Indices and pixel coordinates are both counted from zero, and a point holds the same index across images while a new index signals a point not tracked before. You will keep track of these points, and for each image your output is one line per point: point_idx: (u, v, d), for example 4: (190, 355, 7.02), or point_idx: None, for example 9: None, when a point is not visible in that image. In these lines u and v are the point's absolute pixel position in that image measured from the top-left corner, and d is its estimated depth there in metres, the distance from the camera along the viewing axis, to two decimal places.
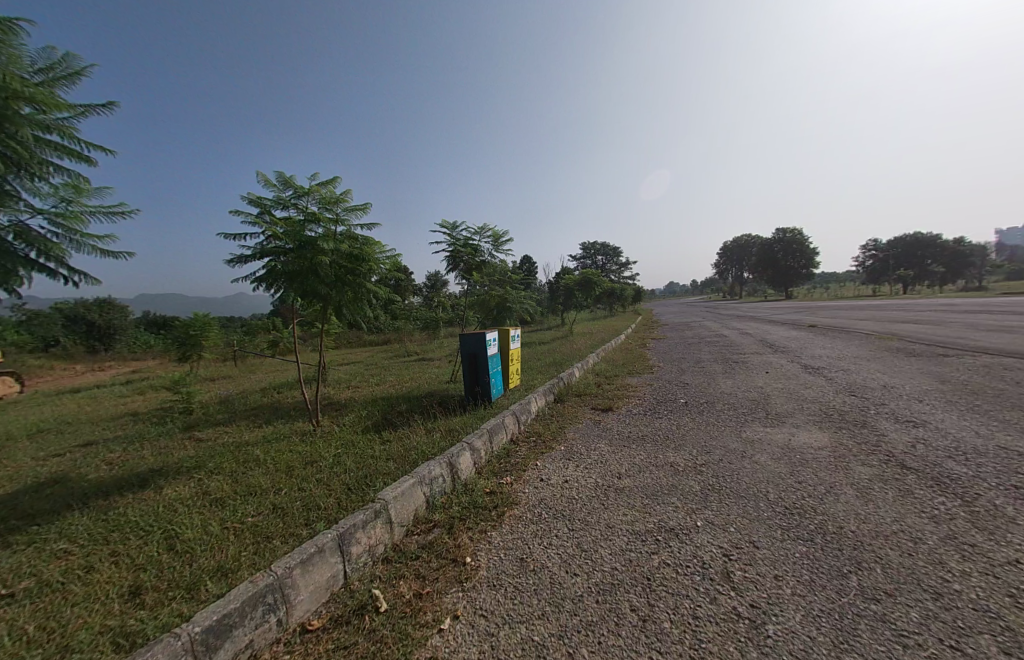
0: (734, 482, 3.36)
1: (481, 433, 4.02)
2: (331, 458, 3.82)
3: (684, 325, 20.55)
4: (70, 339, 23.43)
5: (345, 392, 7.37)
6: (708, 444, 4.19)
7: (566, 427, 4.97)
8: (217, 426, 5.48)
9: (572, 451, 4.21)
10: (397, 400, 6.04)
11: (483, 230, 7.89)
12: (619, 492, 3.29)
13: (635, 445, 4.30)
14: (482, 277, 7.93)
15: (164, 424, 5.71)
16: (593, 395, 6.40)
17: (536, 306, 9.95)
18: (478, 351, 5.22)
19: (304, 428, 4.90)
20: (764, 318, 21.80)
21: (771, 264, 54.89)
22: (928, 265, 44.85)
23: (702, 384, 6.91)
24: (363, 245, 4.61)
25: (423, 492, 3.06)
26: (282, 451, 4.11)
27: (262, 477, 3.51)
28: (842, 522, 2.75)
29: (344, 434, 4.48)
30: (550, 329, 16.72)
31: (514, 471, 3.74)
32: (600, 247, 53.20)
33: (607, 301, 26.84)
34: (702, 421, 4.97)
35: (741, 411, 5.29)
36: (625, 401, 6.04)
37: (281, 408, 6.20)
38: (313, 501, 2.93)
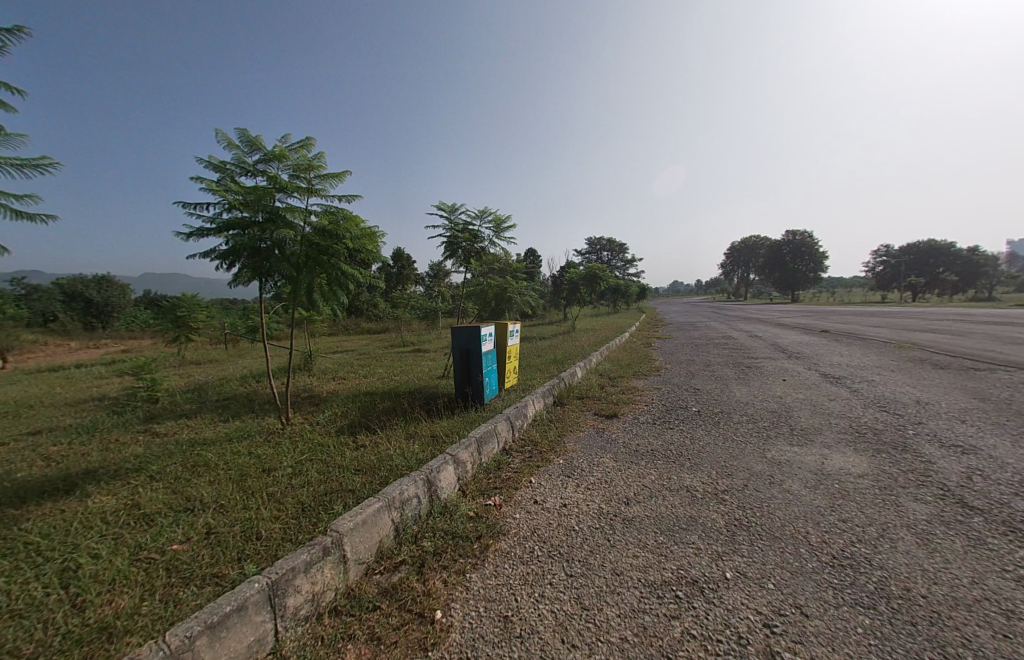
0: (766, 517, 2.81)
1: (469, 443, 3.48)
2: (291, 467, 3.29)
3: (691, 325, 19.86)
4: (66, 315, 23.07)
5: (329, 384, 6.86)
6: (729, 464, 3.63)
7: (565, 436, 4.41)
8: (181, 419, 4.97)
9: (572, 466, 3.66)
10: (381, 396, 5.49)
11: (484, 214, 7.27)
12: (628, 524, 2.74)
13: (644, 461, 3.75)
14: (482, 265, 7.37)
15: (123, 413, 5.21)
16: (595, 399, 5.83)
17: (539, 299, 9.37)
18: (472, 346, 4.67)
19: (272, 426, 4.38)
20: (773, 321, 21.08)
21: (780, 267, 53.95)
22: (940, 274, 43.95)
23: (716, 391, 6.33)
24: (341, 218, 4.03)
25: (391, 518, 2.52)
26: (239, 455, 3.58)
27: (207, 488, 2.99)
28: (908, 583, 2.20)
29: (313, 436, 3.96)
30: (552, 324, 16.13)
31: (504, 490, 3.20)
32: (607, 242, 52.38)
33: (612, 297, 26.17)
34: (719, 434, 4.41)
35: (761, 424, 4.73)
36: (632, 407, 5.47)
37: (255, 400, 5.68)
38: (254, 527, 2.41)
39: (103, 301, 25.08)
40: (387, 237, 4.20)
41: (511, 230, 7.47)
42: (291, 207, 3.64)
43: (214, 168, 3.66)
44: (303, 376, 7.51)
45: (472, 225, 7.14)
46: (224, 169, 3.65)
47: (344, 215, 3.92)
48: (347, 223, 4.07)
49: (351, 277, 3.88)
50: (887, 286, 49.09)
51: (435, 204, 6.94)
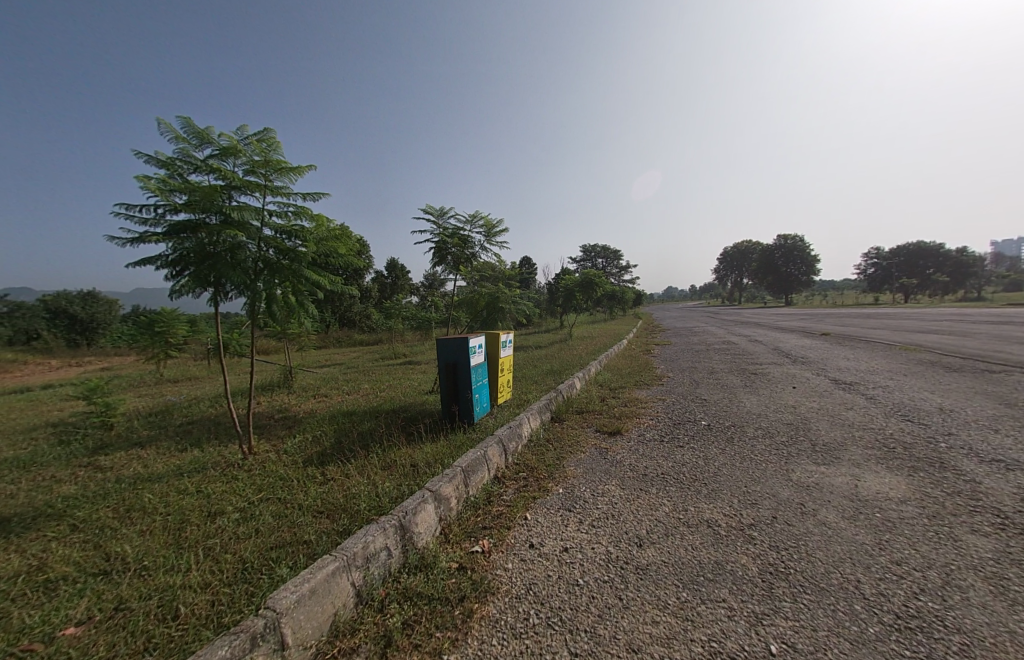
0: (805, 560, 2.35)
1: (453, 474, 2.99)
2: (241, 511, 2.79)
3: (688, 331, 19.58)
4: (48, 332, 22.38)
5: (307, 402, 6.34)
6: (752, 491, 3.17)
7: (564, 459, 3.93)
8: (133, 448, 4.44)
9: (573, 497, 3.18)
10: (361, 417, 4.99)
11: (474, 218, 6.84)
12: (642, 574, 2.27)
13: (654, 488, 3.28)
14: (472, 272, 6.94)
15: (72, 443, 4.67)
16: (596, 414, 5.36)
17: (533, 307, 8.94)
18: (459, 360, 4.20)
19: (232, 456, 3.86)
20: (770, 324, 20.78)
21: (773, 270, 54.13)
22: (931, 275, 44.22)
23: (724, 401, 5.90)
24: (305, 219, 3.57)
25: (351, 582, 2.03)
26: (185, 495, 3.07)
27: (136, 542, 2.49)
28: (999, 654, 1.74)
29: (275, 468, 3.46)
30: (548, 333, 15.71)
31: (494, 531, 2.71)
32: (601, 249, 52.35)
33: (608, 304, 25.85)
34: (735, 452, 3.96)
35: (779, 439, 4.29)
36: (637, 422, 5.01)
37: (222, 424, 5.15)
38: (175, 603, 1.92)
39: (87, 318, 24.37)
40: (358, 240, 3.74)
41: (502, 234, 7.07)
42: (243, 205, 3.18)
43: (155, 164, 3.21)
44: (282, 394, 6.98)
45: (461, 230, 6.72)
46: (166, 164, 3.21)
47: (307, 216, 3.47)
48: (312, 224, 3.62)
49: (315, 285, 3.40)
50: (880, 288, 49.32)
51: (422, 208, 6.48)
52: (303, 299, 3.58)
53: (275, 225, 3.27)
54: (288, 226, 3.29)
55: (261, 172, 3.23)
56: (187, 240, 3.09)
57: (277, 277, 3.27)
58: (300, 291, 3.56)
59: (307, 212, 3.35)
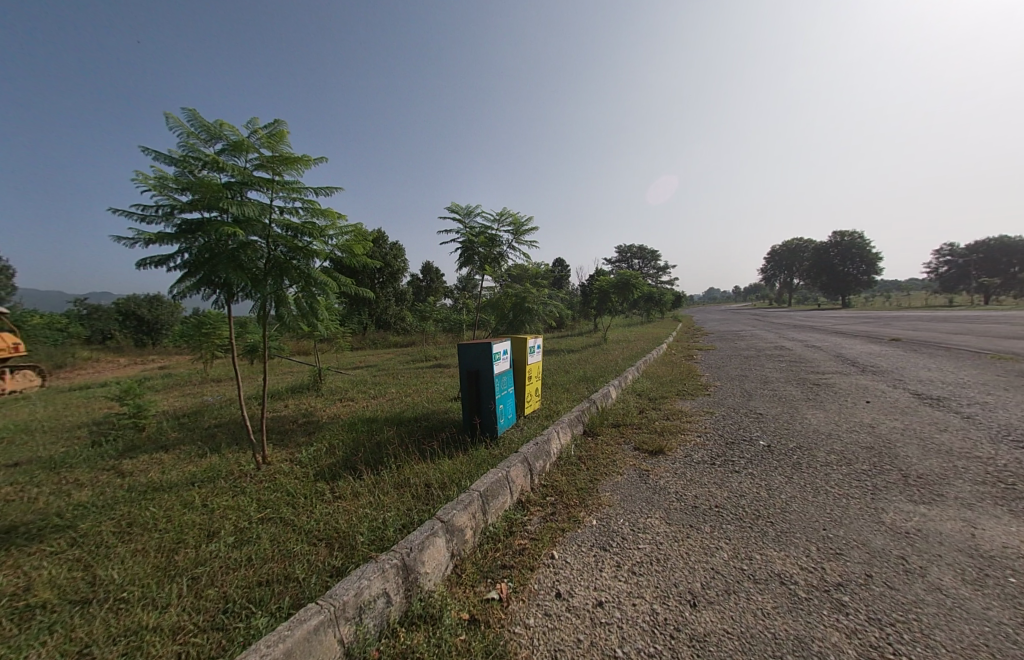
0: (920, 642, 1.78)
1: (469, 501, 2.61)
2: (238, 534, 2.54)
3: (735, 335, 18.31)
4: (118, 333, 24.26)
5: (333, 407, 6.19)
6: (832, 538, 2.58)
7: (599, 481, 3.47)
8: (157, 452, 4.38)
9: (609, 532, 2.72)
10: (381, 424, 4.74)
11: (503, 215, 6.48)
12: (698, 648, 1.79)
13: (708, 526, 2.76)
14: (500, 273, 6.60)
15: (103, 444, 4.70)
16: (634, 428, 4.84)
17: (566, 311, 8.46)
18: (482, 367, 3.85)
19: (245, 465, 3.69)
20: (828, 329, 19.05)
21: (828, 270, 50.38)
22: (1017, 273, 39.51)
23: (784, 417, 5.19)
24: (316, 216, 3.30)
25: (337, 641, 1.69)
26: (188, 510, 2.88)
27: (125, 566, 2.29)
28: None
29: (284, 483, 3.23)
30: (583, 337, 15.12)
31: (515, 573, 2.30)
32: (639, 251, 50.76)
33: (645, 306, 24.81)
34: (804, 483, 3.35)
35: (859, 467, 3.61)
36: (682, 439, 4.45)
37: (247, 428, 5.05)
38: (138, 655, 1.65)
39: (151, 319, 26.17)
40: (374, 237, 3.45)
41: (532, 233, 6.68)
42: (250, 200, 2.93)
43: (159, 159, 3.02)
44: (310, 397, 6.90)
45: (489, 229, 6.38)
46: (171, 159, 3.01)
47: (318, 211, 3.20)
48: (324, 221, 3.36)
49: (324, 285, 3.10)
50: (954, 289, 44.67)
51: (447, 207, 6.18)
52: (315, 300, 3.31)
53: (284, 221, 3.01)
54: (297, 222, 3.01)
55: (270, 165, 3.01)
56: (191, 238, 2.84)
57: (285, 276, 3.00)
58: (311, 292, 3.29)
59: (318, 207, 3.08)
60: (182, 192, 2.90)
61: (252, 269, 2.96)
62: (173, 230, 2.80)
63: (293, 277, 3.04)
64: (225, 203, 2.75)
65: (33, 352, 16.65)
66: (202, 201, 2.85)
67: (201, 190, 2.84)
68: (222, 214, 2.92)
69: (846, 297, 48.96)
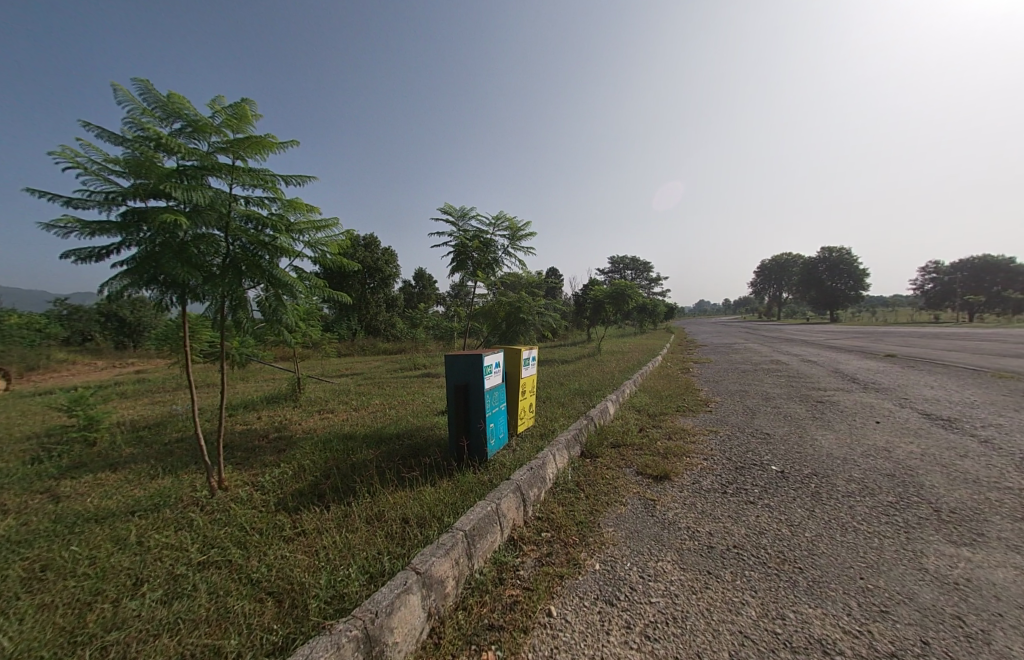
0: None
1: (452, 544, 2.21)
2: (169, 585, 2.10)
3: (729, 347, 18.14)
4: (95, 334, 23.35)
5: (310, 420, 5.74)
6: (872, 592, 2.24)
7: (600, 513, 3.08)
8: (102, 472, 3.89)
9: (614, 579, 2.34)
10: (359, 442, 4.30)
11: (498, 219, 6.14)
12: None
13: (728, 573, 2.38)
14: (495, 279, 6.25)
15: (47, 460, 4.21)
16: (635, 449, 4.47)
17: (561, 321, 8.12)
18: (472, 382, 3.45)
19: (199, 490, 3.24)
20: (820, 343, 19.02)
21: (817, 285, 50.98)
22: (1000, 292, 40.29)
23: (794, 438, 4.86)
24: (284, 207, 2.88)
25: None
26: (118, 550, 2.43)
27: (20, 630, 1.84)
28: None
29: (240, 514, 2.80)
30: (577, 347, 14.78)
31: (504, 637, 1.91)
32: (632, 261, 50.90)
33: (639, 317, 24.64)
34: (828, 518, 3.01)
35: (885, 499, 3.29)
36: (689, 463, 4.08)
37: (211, 444, 4.58)
38: None
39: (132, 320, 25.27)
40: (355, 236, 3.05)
41: (529, 238, 6.35)
42: (204, 186, 2.51)
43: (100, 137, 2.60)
44: (286, 408, 6.43)
45: (484, 232, 6.04)
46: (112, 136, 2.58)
47: (286, 201, 2.77)
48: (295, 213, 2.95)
49: (291, 288, 2.68)
50: (939, 306, 45.41)
51: (440, 209, 5.83)
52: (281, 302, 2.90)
53: (244, 211, 2.59)
54: (259, 213, 2.59)
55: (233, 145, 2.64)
56: (129, 227, 2.42)
57: (243, 276, 2.57)
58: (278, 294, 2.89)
59: (286, 197, 2.66)
60: (122, 174, 2.47)
61: (204, 265, 2.54)
62: (109, 218, 2.37)
63: (254, 278, 2.62)
64: (169, 188, 2.32)
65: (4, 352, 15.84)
66: (142, 186, 2.41)
67: (144, 173, 2.42)
68: (170, 201, 2.49)
69: (835, 312, 49.50)
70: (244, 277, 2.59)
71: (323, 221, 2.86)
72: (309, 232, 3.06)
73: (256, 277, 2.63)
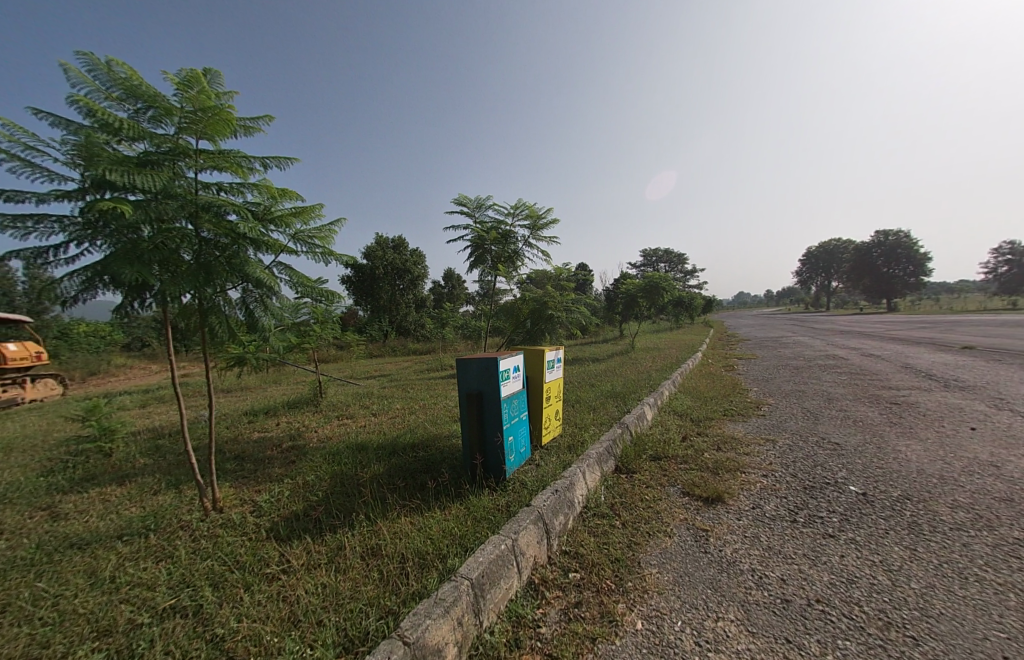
0: None
1: (450, 600, 1.76)
2: (124, 640, 1.80)
3: (775, 341, 16.79)
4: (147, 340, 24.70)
5: (326, 427, 5.50)
6: None
7: (640, 547, 2.56)
8: (107, 487, 3.73)
9: (660, 648, 1.82)
10: (370, 454, 3.96)
11: (518, 207, 5.68)
12: None
13: (813, 643, 1.81)
14: (517, 274, 5.78)
15: (63, 471, 4.15)
16: (678, 463, 3.89)
17: (591, 317, 7.55)
18: (487, 389, 3.01)
19: (192, 512, 2.98)
20: (880, 335, 17.32)
21: (871, 272, 47.18)
22: None
23: (870, 449, 4.11)
24: (259, 192, 2.52)
25: None
26: (87, 588, 2.18)
27: None
28: None
29: (226, 545, 2.50)
30: (609, 345, 14.08)
31: None
32: (665, 254, 48.89)
33: (674, 312, 23.48)
34: (937, 561, 2.35)
35: (1011, 535, 2.57)
36: (744, 483, 3.46)
37: (221, 455, 4.38)
38: None
39: None
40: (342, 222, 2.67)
41: (552, 227, 5.84)
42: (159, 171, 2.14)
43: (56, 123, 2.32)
44: (306, 414, 6.25)
45: (503, 224, 5.58)
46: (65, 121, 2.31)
47: (258, 185, 2.42)
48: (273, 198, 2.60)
49: (267, 285, 2.33)
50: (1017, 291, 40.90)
51: (454, 200, 5.42)
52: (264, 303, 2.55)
53: (207, 198, 2.25)
54: (224, 198, 2.24)
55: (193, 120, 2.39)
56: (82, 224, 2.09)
57: (209, 272, 2.23)
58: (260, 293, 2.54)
59: (255, 178, 2.31)
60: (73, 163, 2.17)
61: (166, 261, 2.21)
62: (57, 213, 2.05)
63: (224, 274, 2.27)
64: (114, 173, 1.99)
65: (69, 358, 17.01)
66: (90, 172, 2.11)
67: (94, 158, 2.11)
68: (123, 190, 2.17)
69: (892, 300, 45.68)
70: (212, 274, 2.25)
71: (301, 206, 2.50)
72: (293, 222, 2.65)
73: (226, 273, 2.28)
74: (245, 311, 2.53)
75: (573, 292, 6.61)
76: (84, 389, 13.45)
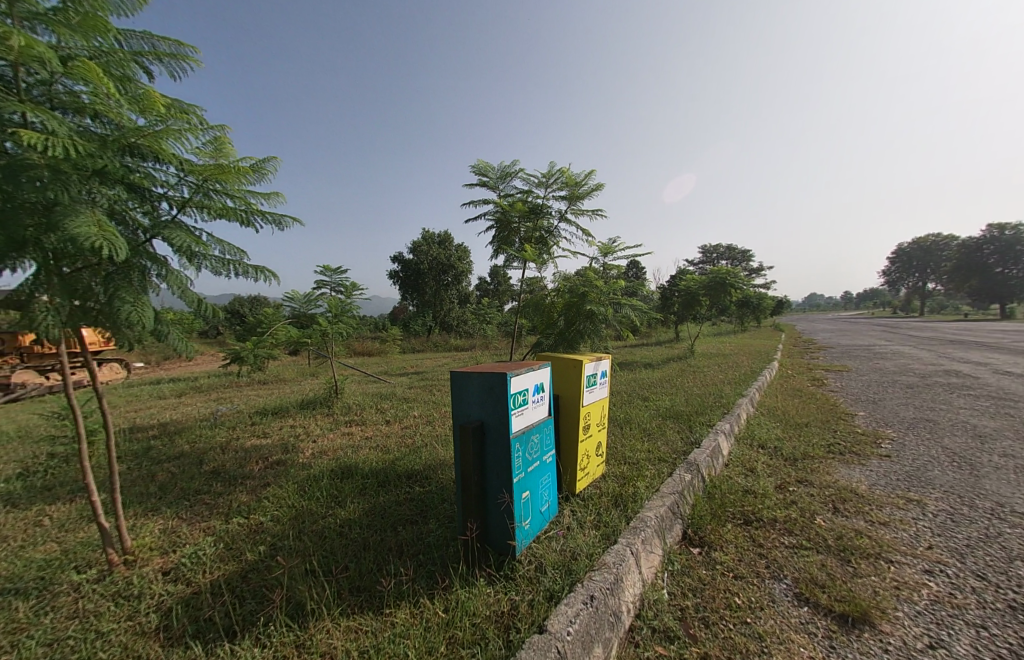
0: None
1: None
2: None
3: (867, 351, 14.29)
4: None
5: (328, 435, 4.77)
6: None
7: None
8: (48, 504, 3.13)
9: None
10: (354, 484, 3.08)
11: (550, 173, 4.61)
12: None
13: None
14: (550, 256, 4.73)
15: (29, 476, 3.68)
16: (780, 536, 2.65)
17: (644, 315, 6.28)
18: (492, 421, 2.00)
19: (98, 565, 2.27)
20: (1006, 346, 14.17)
21: (982, 272, 40.48)
22: None
23: None
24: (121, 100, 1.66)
25: None
26: None
27: None
28: None
29: (92, 643, 1.71)
30: (664, 349, 12.51)
31: None
32: (728, 250, 45.06)
33: (739, 313, 21.10)
34: None
35: None
36: (899, 588, 2.19)
37: (194, 469, 3.72)
38: None
39: None
40: (258, 155, 1.84)
41: (594, 195, 4.71)
42: None
43: None
44: (317, 417, 5.58)
45: (532, 195, 4.54)
46: None
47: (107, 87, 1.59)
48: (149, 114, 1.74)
49: (103, 251, 1.52)
50: None
51: (472, 168, 4.46)
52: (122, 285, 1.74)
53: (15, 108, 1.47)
54: (46, 111, 1.53)
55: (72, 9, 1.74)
56: None
57: (10, 230, 1.45)
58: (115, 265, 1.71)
59: (95, 77, 1.54)
60: None
61: None
62: None
63: (34, 231, 1.48)
64: None
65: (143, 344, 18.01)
66: None
67: None
68: None
69: (1009, 306, 38.88)
70: (17, 232, 1.47)
71: (186, 127, 1.72)
72: (176, 153, 1.75)
73: (41, 229, 1.50)
74: (102, 292, 1.76)
75: (622, 280, 5.41)
76: (145, 371, 13.99)
